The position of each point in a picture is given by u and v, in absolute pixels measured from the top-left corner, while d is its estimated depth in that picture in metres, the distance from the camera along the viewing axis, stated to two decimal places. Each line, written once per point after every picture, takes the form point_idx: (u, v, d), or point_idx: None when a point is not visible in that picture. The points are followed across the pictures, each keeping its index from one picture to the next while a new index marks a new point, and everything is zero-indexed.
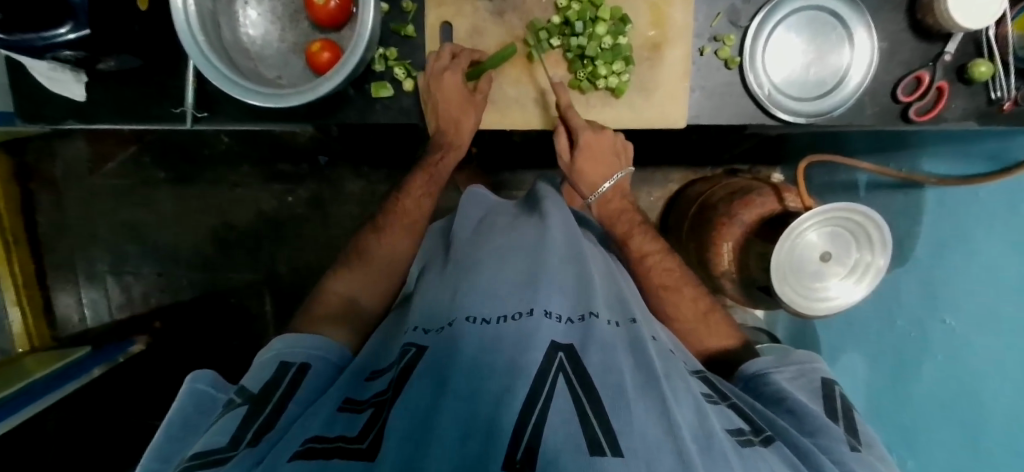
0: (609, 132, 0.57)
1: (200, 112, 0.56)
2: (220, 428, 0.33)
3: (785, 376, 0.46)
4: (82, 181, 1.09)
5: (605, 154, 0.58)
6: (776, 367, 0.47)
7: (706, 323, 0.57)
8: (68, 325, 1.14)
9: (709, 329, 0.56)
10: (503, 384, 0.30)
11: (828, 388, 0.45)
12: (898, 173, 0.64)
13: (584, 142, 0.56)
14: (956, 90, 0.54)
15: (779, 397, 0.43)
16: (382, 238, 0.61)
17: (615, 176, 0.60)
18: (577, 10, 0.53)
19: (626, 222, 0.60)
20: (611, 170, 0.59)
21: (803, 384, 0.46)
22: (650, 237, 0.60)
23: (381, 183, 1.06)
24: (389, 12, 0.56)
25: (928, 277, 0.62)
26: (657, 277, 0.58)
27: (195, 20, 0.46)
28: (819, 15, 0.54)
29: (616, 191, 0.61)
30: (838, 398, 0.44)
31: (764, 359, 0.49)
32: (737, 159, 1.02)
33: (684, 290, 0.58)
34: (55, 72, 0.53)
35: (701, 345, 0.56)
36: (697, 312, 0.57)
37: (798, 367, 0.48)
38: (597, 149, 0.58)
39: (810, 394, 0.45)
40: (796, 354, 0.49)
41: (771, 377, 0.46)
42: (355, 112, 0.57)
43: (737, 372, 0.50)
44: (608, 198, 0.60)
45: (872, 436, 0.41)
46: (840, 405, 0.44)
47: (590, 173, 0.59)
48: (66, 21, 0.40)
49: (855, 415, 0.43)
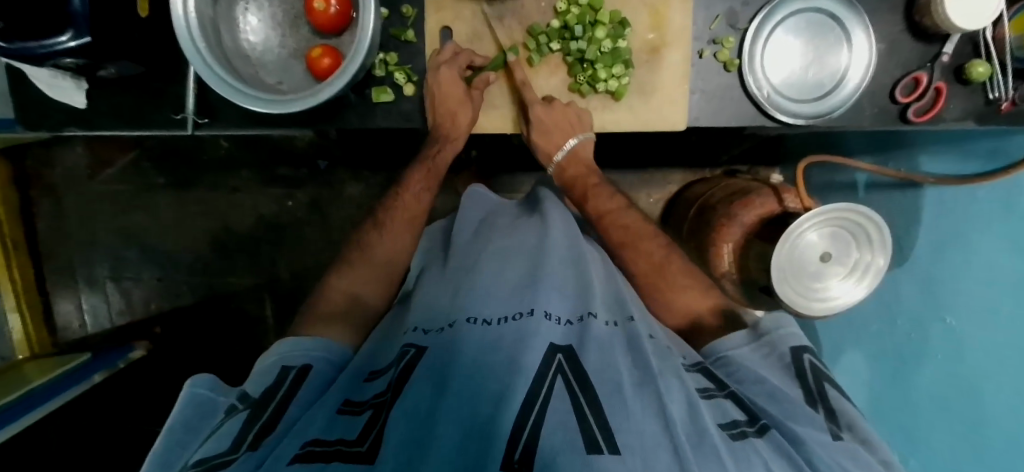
0: (559, 103, 0.57)
1: (201, 118, 0.56)
2: (222, 433, 0.33)
3: (755, 354, 0.44)
4: (81, 187, 1.09)
5: (560, 126, 0.57)
6: (746, 347, 0.45)
7: (665, 277, 0.57)
8: (68, 331, 1.13)
9: (668, 283, 0.56)
10: (503, 384, 0.30)
11: (800, 362, 0.43)
12: (897, 173, 0.64)
13: (534, 117, 0.56)
14: (954, 90, 0.55)
15: (755, 381, 0.41)
16: (381, 242, 0.61)
17: (569, 144, 0.59)
18: (576, 14, 0.53)
19: (581, 186, 0.61)
20: (565, 139, 0.58)
21: (772, 359, 0.44)
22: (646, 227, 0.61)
23: (380, 187, 1.06)
24: (388, 17, 0.56)
25: (928, 276, 0.62)
26: (614, 235, 0.59)
27: (196, 26, 0.46)
28: (817, 17, 0.55)
29: (572, 159, 0.61)
30: (809, 373, 0.42)
31: (734, 338, 0.47)
32: (735, 161, 1.02)
33: (640, 245, 0.58)
34: (56, 80, 0.53)
35: (664, 301, 0.56)
36: (653, 265, 0.57)
37: (767, 340, 0.45)
38: (550, 122, 0.57)
39: (782, 373, 0.42)
40: (765, 323, 0.47)
41: (739, 360, 0.44)
42: (356, 117, 0.57)
43: (709, 351, 0.48)
44: (565, 167, 0.62)
45: (852, 414, 0.39)
46: (812, 381, 0.41)
47: (543, 145, 0.59)
48: (67, 29, 0.40)
49: (827, 391, 0.41)
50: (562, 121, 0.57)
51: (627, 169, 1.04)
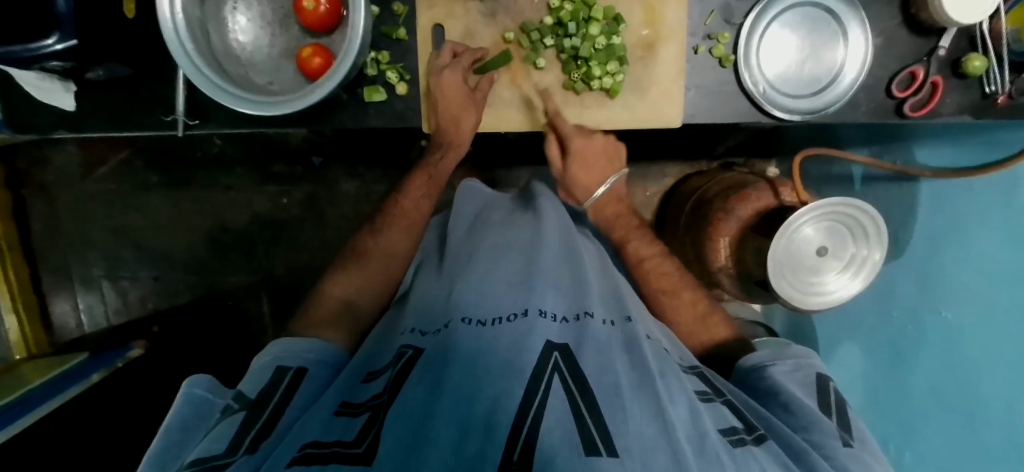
0: (600, 136, 0.59)
1: (191, 119, 0.56)
2: (219, 433, 0.33)
3: (782, 370, 0.45)
4: (74, 186, 1.08)
5: (594, 158, 0.59)
6: (773, 360, 0.47)
7: (706, 326, 0.56)
8: (65, 331, 1.13)
9: (706, 331, 0.55)
10: (499, 385, 0.30)
11: (823, 383, 0.45)
12: (895, 166, 0.64)
13: (573, 149, 0.58)
14: (951, 84, 0.54)
15: (774, 391, 0.43)
16: (378, 240, 0.61)
17: (609, 180, 0.60)
18: (570, 10, 0.53)
19: (620, 227, 0.61)
20: (601, 178, 0.60)
21: (800, 379, 0.45)
22: (650, 241, 0.61)
23: (377, 183, 1.06)
24: (379, 15, 0.55)
25: (926, 270, 0.62)
26: (648, 280, 0.58)
27: (184, 28, 0.45)
28: (813, 11, 0.54)
29: (612, 194, 0.62)
30: (832, 393, 0.44)
31: (762, 353, 0.48)
32: (730, 154, 1.01)
33: (682, 293, 0.57)
34: (44, 82, 0.53)
35: (677, 320, 0.56)
36: (696, 315, 0.57)
37: (794, 361, 0.47)
38: (588, 155, 0.59)
39: (805, 389, 0.44)
40: (793, 349, 0.49)
41: (770, 370, 0.45)
42: (349, 117, 0.57)
43: (735, 368, 0.49)
44: (604, 204, 0.61)
45: (864, 433, 0.40)
46: (834, 399, 0.43)
47: (583, 178, 0.60)
48: (53, 32, 0.39)
49: (848, 412, 0.42)
50: (599, 153, 0.59)
51: None
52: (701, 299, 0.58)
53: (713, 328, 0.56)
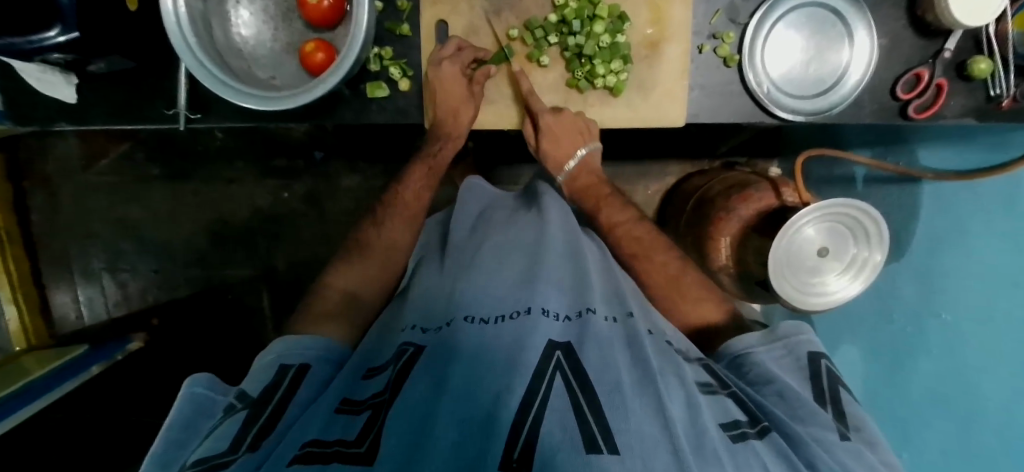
0: (568, 112, 0.57)
1: (193, 113, 0.55)
2: (222, 432, 0.33)
3: (772, 356, 0.45)
4: (75, 178, 1.08)
5: (565, 133, 0.58)
6: (762, 345, 0.46)
7: (679, 289, 0.55)
8: (66, 323, 1.13)
9: (682, 296, 0.54)
10: (500, 383, 0.30)
11: (815, 364, 0.44)
12: (897, 167, 0.63)
13: (544, 126, 0.56)
14: (956, 87, 0.54)
15: (765, 379, 0.42)
16: (379, 235, 0.61)
17: (579, 153, 0.59)
18: (575, 8, 0.52)
19: (593, 195, 0.62)
20: (573, 150, 0.59)
21: (790, 364, 0.44)
22: (620, 208, 0.61)
23: (377, 178, 1.05)
24: (383, 11, 0.55)
25: (925, 271, 0.63)
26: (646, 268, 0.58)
27: (186, 21, 0.45)
28: (818, 12, 0.54)
29: (582, 167, 0.62)
30: (825, 378, 0.43)
31: (752, 337, 0.47)
32: (733, 153, 1.01)
33: (652, 256, 0.58)
34: (46, 74, 0.53)
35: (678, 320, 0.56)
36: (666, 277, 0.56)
37: (785, 344, 0.45)
38: (558, 130, 0.58)
39: (796, 375, 0.43)
40: (782, 328, 0.47)
41: (756, 357, 0.44)
42: (351, 113, 0.56)
43: (720, 351, 0.49)
44: (575, 175, 0.63)
45: (861, 417, 0.40)
46: (826, 385, 0.42)
47: (553, 153, 0.60)
48: (55, 24, 0.39)
49: (841, 395, 0.42)
50: (570, 128, 0.58)
51: (625, 162, 1.04)
52: (680, 266, 0.57)
53: (687, 292, 0.54)
